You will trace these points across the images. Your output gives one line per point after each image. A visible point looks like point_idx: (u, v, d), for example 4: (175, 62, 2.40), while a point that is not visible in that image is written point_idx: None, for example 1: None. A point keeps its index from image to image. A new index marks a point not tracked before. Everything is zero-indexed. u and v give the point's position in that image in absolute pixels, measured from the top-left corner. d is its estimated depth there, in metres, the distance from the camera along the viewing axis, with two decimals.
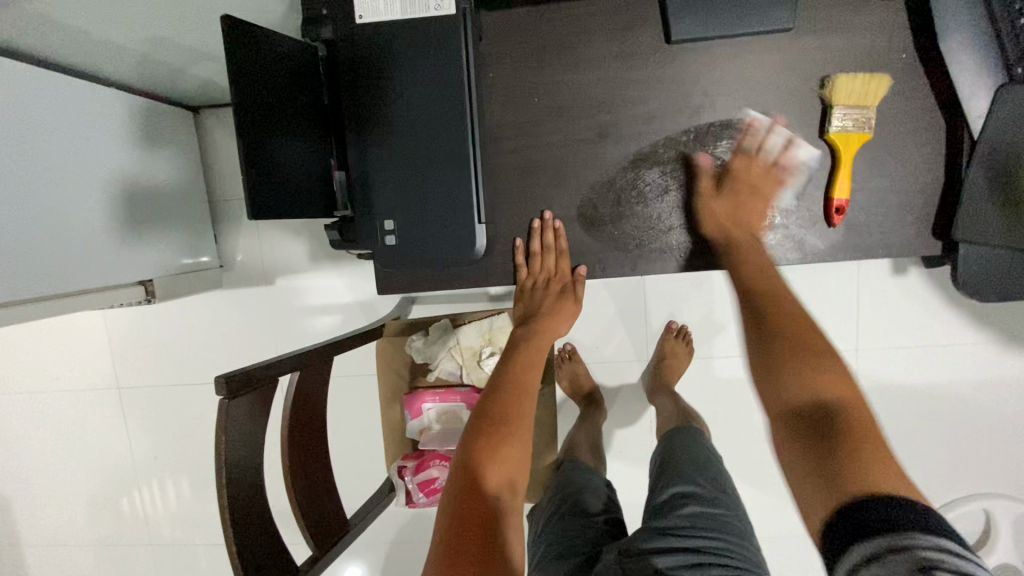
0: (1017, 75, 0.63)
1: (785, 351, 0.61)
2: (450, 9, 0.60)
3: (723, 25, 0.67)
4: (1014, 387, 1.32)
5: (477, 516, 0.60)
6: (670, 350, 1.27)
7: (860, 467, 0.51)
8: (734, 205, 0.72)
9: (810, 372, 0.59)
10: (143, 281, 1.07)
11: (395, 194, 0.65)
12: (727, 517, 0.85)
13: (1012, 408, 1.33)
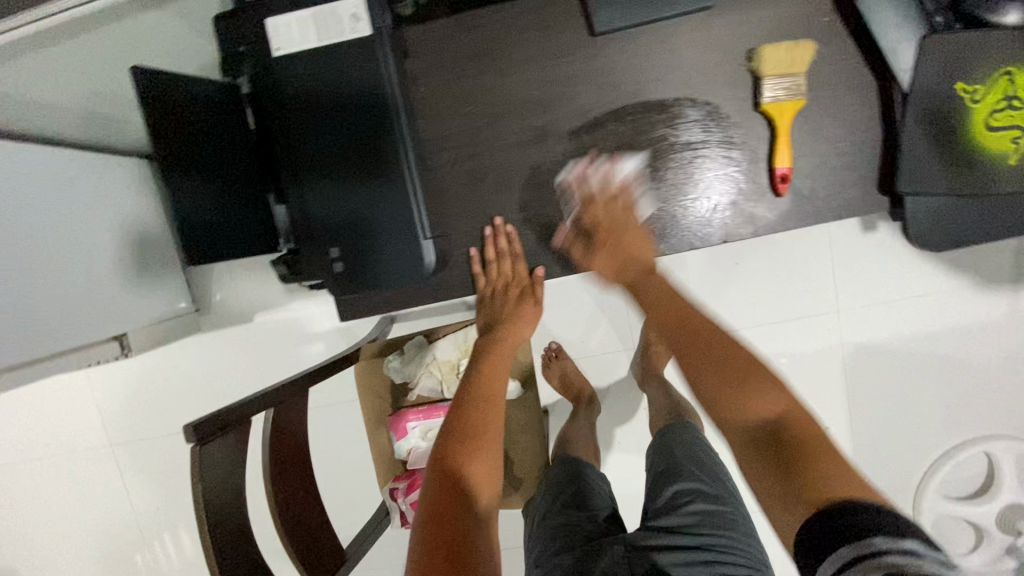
0: (935, 26, 0.63)
1: (715, 375, 0.64)
2: (367, 29, 0.60)
3: (643, 11, 0.67)
4: (997, 327, 1.33)
5: (455, 513, 0.62)
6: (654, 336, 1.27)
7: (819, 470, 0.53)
8: (612, 256, 0.76)
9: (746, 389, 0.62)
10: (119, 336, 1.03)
11: (334, 221, 0.64)
12: (729, 513, 0.87)
13: (999, 348, 1.34)
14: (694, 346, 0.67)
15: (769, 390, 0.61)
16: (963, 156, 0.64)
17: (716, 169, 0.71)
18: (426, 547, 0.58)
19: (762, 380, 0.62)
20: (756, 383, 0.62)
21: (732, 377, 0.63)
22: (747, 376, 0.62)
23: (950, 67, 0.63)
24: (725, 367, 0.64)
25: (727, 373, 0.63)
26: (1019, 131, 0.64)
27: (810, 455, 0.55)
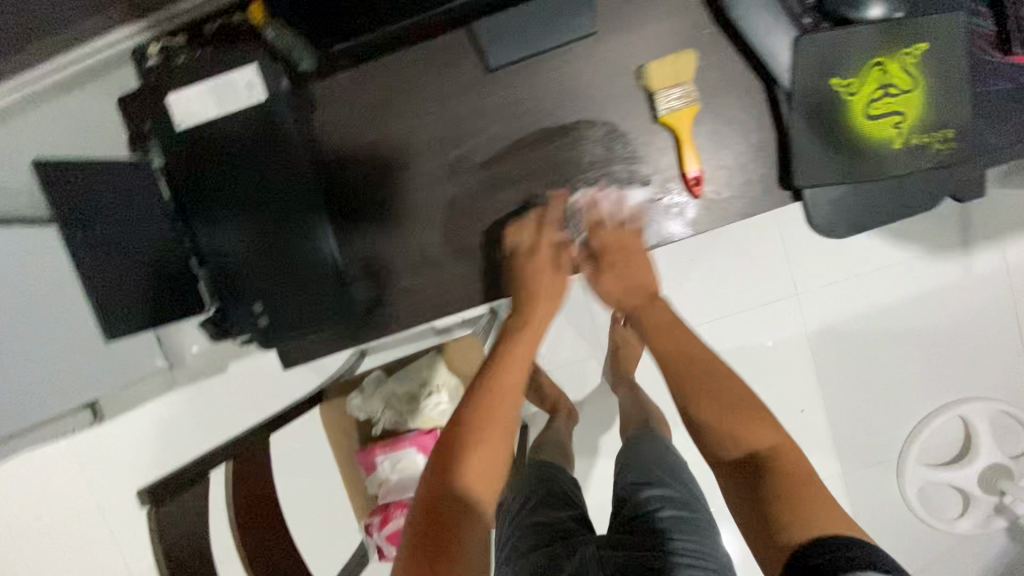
0: (805, 27, 0.66)
1: (708, 407, 0.69)
2: (261, 95, 0.63)
3: (532, 45, 0.71)
4: (954, 292, 1.33)
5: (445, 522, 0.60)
6: (622, 339, 1.26)
7: (795, 504, 0.58)
8: (618, 273, 0.79)
9: (739, 424, 0.67)
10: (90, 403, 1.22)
11: (253, 278, 0.66)
12: (698, 519, 0.89)
13: (959, 312, 1.33)
14: (692, 377, 0.71)
15: (761, 426, 0.66)
16: (850, 146, 0.67)
17: (620, 183, 0.75)
18: (416, 517, 0.61)
19: (754, 417, 0.67)
20: (747, 416, 0.67)
21: (728, 416, 0.67)
22: (739, 407, 0.68)
23: (824, 64, 0.66)
24: (719, 400, 0.69)
25: (713, 403, 0.68)
26: (899, 117, 0.67)
27: (791, 491, 0.60)
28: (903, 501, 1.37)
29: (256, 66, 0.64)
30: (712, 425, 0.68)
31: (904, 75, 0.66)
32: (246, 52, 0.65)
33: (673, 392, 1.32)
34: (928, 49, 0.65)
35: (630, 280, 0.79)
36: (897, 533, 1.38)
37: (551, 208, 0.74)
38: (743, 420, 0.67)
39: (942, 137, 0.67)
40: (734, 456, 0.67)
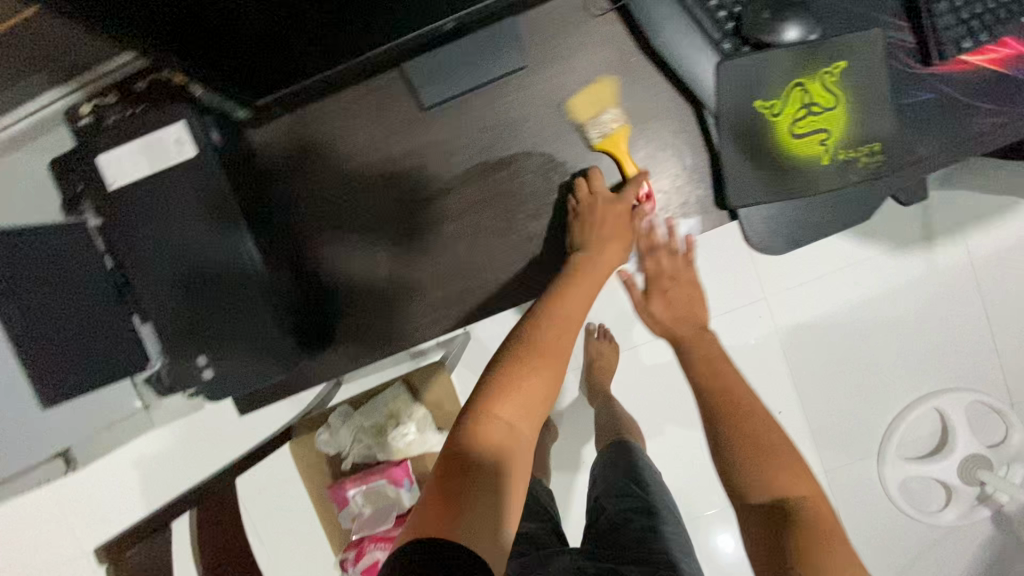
0: (725, 51, 0.67)
1: (743, 449, 0.72)
2: (191, 150, 0.64)
3: (462, 81, 0.72)
4: (919, 287, 1.32)
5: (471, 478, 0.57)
6: (596, 352, 1.28)
7: (823, 556, 0.61)
8: (668, 302, 0.89)
9: (767, 463, 0.70)
10: (63, 451, 1.07)
11: (197, 331, 0.67)
12: (671, 525, 0.94)
13: (926, 306, 1.33)
14: (731, 420, 0.75)
15: (792, 475, 0.69)
16: (778, 165, 0.68)
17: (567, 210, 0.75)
18: (444, 466, 0.59)
19: (784, 462, 0.70)
20: (777, 458, 0.71)
21: (761, 458, 0.71)
22: (773, 454, 0.71)
23: (747, 87, 0.67)
24: (751, 437, 0.73)
25: (752, 448, 0.72)
26: (824, 134, 0.68)
27: (817, 540, 0.63)
28: (884, 493, 1.36)
29: (181, 121, 0.63)
30: (746, 464, 0.71)
31: (824, 93, 0.67)
32: (171, 107, 0.64)
33: (649, 404, 1.32)
34: (847, 66, 0.67)
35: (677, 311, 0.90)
36: (883, 529, 1.38)
37: (598, 179, 0.74)
38: (773, 461, 0.70)
39: (867, 151, 0.68)
40: (759, 497, 0.69)
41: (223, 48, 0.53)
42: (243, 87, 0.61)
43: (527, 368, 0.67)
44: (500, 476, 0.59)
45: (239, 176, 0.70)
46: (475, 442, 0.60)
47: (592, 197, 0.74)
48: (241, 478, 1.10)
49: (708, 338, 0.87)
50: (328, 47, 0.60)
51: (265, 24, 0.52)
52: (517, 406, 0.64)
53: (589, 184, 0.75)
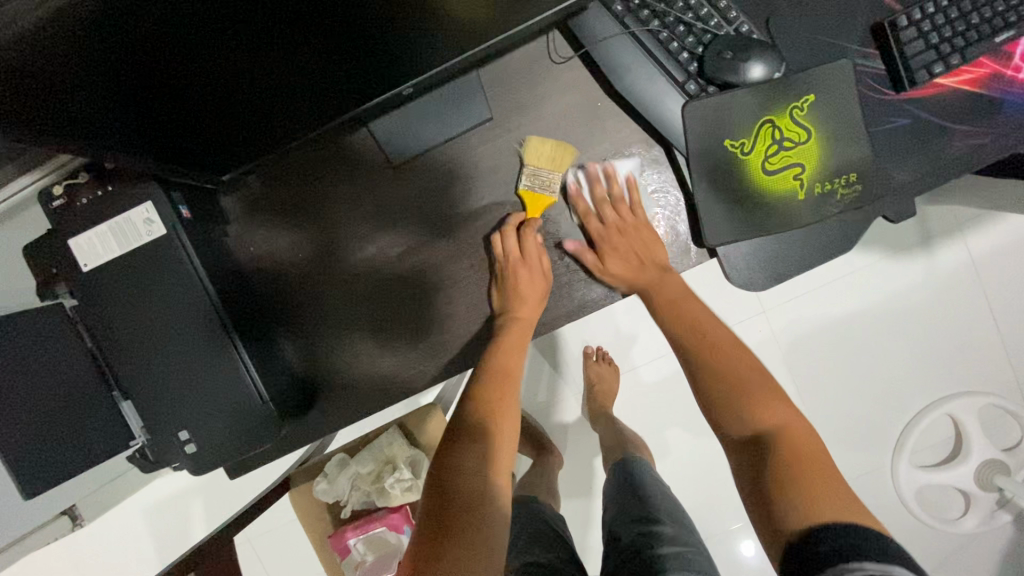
0: (690, 92, 0.66)
1: (728, 391, 0.69)
2: (160, 229, 0.64)
3: (429, 136, 0.72)
4: (923, 292, 1.27)
5: (451, 497, 0.65)
6: (596, 375, 1.24)
7: (800, 490, 0.57)
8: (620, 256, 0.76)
9: (749, 403, 0.67)
10: (66, 509, 1.03)
11: (175, 408, 0.66)
12: (693, 549, 0.86)
13: (934, 311, 1.28)
14: (713, 363, 0.72)
15: (773, 408, 0.66)
16: (752, 201, 0.67)
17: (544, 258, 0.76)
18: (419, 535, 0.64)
19: (770, 399, 0.67)
20: (761, 398, 0.68)
21: (743, 401, 0.67)
22: (754, 394, 0.68)
23: (714, 127, 0.66)
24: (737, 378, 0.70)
25: (735, 390, 0.69)
26: (798, 169, 0.67)
27: (797, 473, 0.59)
28: (899, 499, 1.32)
29: (149, 201, 0.64)
30: (733, 405, 0.68)
31: (795, 128, 0.66)
32: (142, 187, 0.64)
33: (653, 424, 1.28)
34: (815, 100, 0.66)
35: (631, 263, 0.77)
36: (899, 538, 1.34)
37: (515, 225, 0.74)
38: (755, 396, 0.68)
39: (844, 182, 0.67)
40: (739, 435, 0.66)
41: (169, 131, 0.55)
42: (195, 163, 0.62)
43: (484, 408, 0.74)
44: (471, 515, 0.64)
45: (209, 247, 0.70)
46: (451, 470, 0.68)
47: (515, 252, 0.74)
48: (242, 535, 1.13)
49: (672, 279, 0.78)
50: (276, 118, 0.61)
51: (208, 106, 0.54)
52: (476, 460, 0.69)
53: (503, 240, 0.74)
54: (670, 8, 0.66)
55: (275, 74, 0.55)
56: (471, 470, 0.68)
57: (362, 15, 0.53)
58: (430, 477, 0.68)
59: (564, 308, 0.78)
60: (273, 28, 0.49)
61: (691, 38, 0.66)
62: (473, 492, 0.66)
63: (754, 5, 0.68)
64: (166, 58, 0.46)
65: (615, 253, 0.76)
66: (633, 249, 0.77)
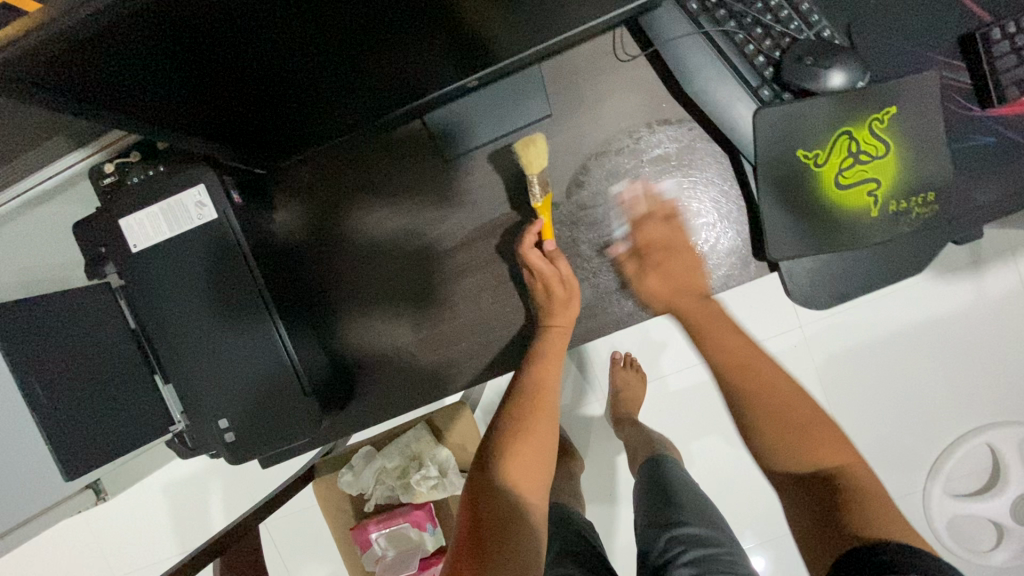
0: (764, 98, 0.63)
1: (791, 439, 0.66)
2: (212, 213, 0.63)
3: (486, 132, 0.70)
4: (970, 315, 1.21)
5: (492, 516, 0.66)
6: (622, 381, 1.19)
7: (880, 518, 0.56)
8: (664, 273, 0.74)
9: (816, 448, 0.64)
10: (94, 485, 1.02)
11: (216, 395, 0.66)
12: (729, 554, 0.82)
13: (985, 335, 1.22)
14: (756, 400, 0.68)
15: (832, 448, 0.64)
16: (821, 215, 0.64)
17: (594, 263, 0.74)
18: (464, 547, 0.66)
19: (835, 442, 0.64)
20: (818, 441, 0.65)
21: (780, 427, 0.66)
22: (816, 443, 0.65)
23: (788, 137, 0.63)
24: (767, 406, 0.68)
25: (790, 436, 0.66)
26: (873, 184, 0.63)
27: (861, 510, 0.58)
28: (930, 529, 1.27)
29: (202, 184, 0.62)
30: (787, 454, 0.65)
31: (873, 141, 0.63)
32: (194, 169, 0.62)
33: (682, 436, 1.23)
34: (897, 112, 0.63)
35: (673, 283, 0.74)
36: None
37: (522, 240, 0.72)
38: (818, 444, 0.65)
39: (921, 200, 0.64)
40: (797, 474, 0.64)
41: (232, 111, 0.53)
42: (245, 143, 0.59)
43: (522, 422, 0.73)
44: (516, 533, 0.65)
45: (259, 234, 0.68)
46: (493, 486, 0.68)
47: (523, 273, 0.73)
48: (263, 525, 1.13)
49: (709, 308, 0.75)
50: (324, 91, 0.56)
51: (268, 79, 0.51)
52: (519, 475, 0.70)
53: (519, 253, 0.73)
54: (748, 8, 0.63)
55: (342, 54, 0.51)
56: (513, 485, 0.69)
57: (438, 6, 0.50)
58: (472, 493, 0.70)
59: (611, 314, 0.74)
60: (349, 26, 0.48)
61: (768, 41, 0.63)
62: (512, 505, 0.67)
63: (835, 8, 0.64)
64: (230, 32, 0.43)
65: (657, 269, 0.73)
66: (677, 270, 0.74)
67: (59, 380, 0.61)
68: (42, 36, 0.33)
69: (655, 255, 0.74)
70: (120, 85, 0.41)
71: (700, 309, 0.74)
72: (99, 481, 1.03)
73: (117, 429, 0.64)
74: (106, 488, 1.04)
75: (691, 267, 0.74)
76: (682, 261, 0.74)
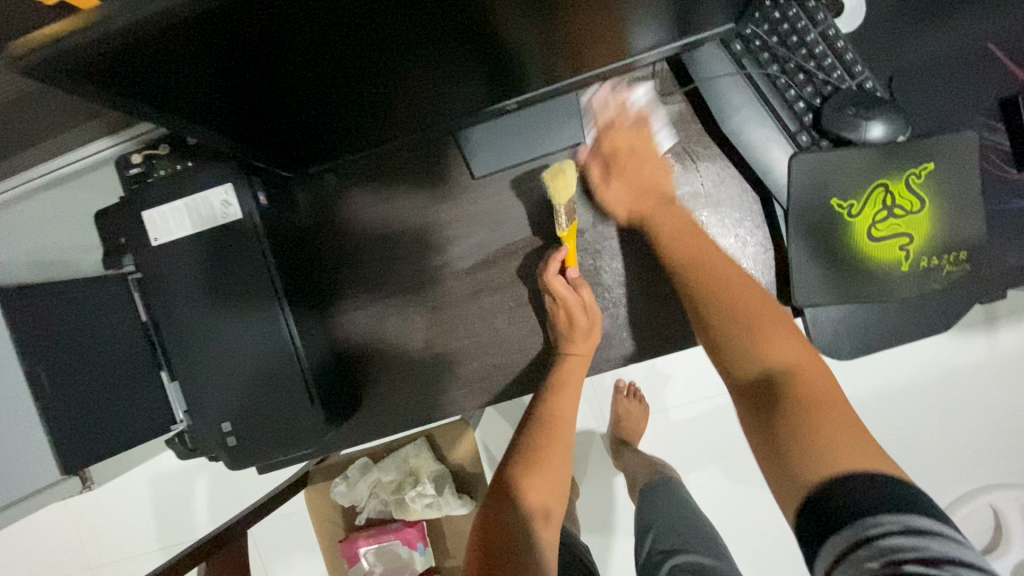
0: (801, 143, 0.63)
1: (734, 326, 0.62)
2: (237, 213, 0.62)
3: (518, 154, 0.70)
4: (997, 374, 1.14)
5: (500, 540, 0.69)
6: (624, 412, 1.16)
7: (814, 440, 0.50)
8: (628, 178, 0.71)
9: (759, 348, 0.60)
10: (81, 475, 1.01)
11: (221, 397, 0.64)
12: None
13: (1010, 396, 1.15)
14: (714, 288, 0.64)
15: (781, 344, 0.60)
16: (851, 266, 0.63)
17: (616, 295, 0.73)
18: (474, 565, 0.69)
19: (788, 349, 0.59)
20: (768, 337, 0.60)
21: (746, 327, 0.62)
22: (764, 336, 0.61)
23: (824, 183, 0.63)
24: (727, 299, 0.64)
25: (743, 338, 0.61)
26: (906, 239, 0.63)
27: (808, 419, 0.51)
28: None
29: (230, 183, 0.62)
30: (750, 359, 0.60)
31: (908, 195, 0.62)
32: (222, 167, 0.62)
33: (681, 472, 1.19)
34: (934, 168, 0.62)
35: (640, 188, 0.71)
36: None
37: (546, 265, 0.71)
38: (762, 332, 0.61)
39: (952, 258, 0.63)
40: (748, 383, 0.59)
41: (274, 121, 0.51)
42: (282, 149, 0.57)
43: (536, 451, 0.75)
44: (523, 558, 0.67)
45: (283, 235, 0.68)
46: (505, 515, 0.71)
47: (546, 299, 0.72)
48: (250, 531, 1.11)
49: (676, 213, 0.70)
50: (364, 106, 0.55)
51: (320, 93, 0.49)
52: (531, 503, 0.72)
53: (543, 278, 0.72)
54: (792, 53, 0.63)
55: (397, 73, 0.50)
56: (526, 514, 0.71)
57: (496, 35, 0.49)
58: (486, 519, 0.72)
59: (629, 347, 0.74)
60: (412, 48, 0.46)
61: (809, 88, 0.63)
62: (520, 533, 0.70)
63: (879, 61, 0.64)
64: (297, 49, 0.41)
65: (623, 176, 0.71)
66: (642, 176, 0.71)
67: (65, 369, 0.60)
68: (105, 31, 0.30)
69: (621, 159, 0.71)
70: (182, 93, 0.39)
71: (667, 212, 0.70)
72: (88, 472, 1.02)
73: (117, 424, 0.63)
74: (93, 479, 1.03)
75: (657, 170, 0.71)
76: (654, 164, 0.71)
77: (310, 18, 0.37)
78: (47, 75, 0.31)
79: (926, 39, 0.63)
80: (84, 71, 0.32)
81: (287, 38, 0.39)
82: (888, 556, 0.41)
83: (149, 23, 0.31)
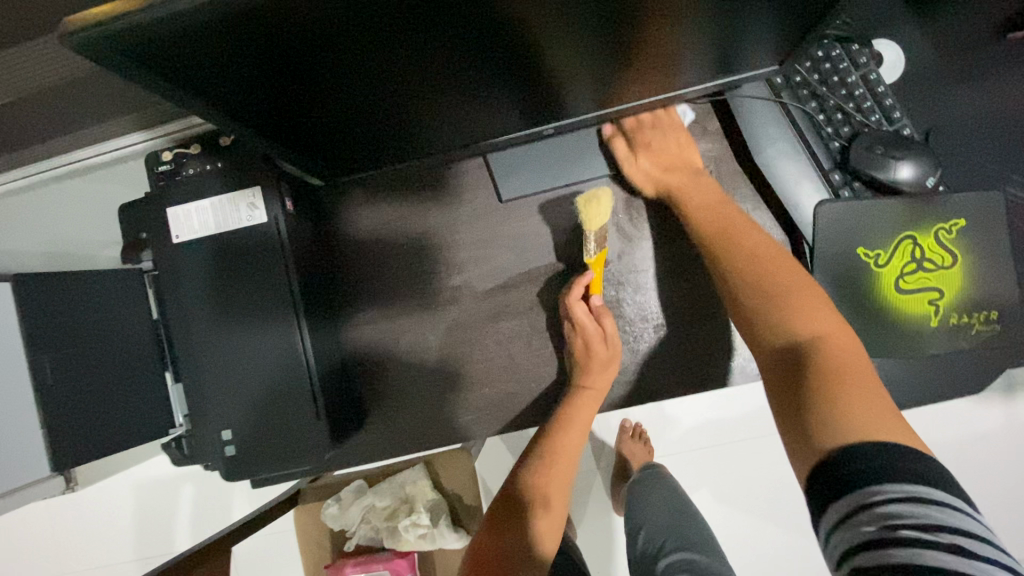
0: (835, 185, 0.63)
1: (757, 284, 0.58)
2: (263, 217, 0.61)
3: (548, 180, 0.70)
4: None
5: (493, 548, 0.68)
6: (627, 454, 1.05)
7: (841, 409, 0.45)
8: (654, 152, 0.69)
9: (786, 313, 0.55)
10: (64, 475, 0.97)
11: (224, 404, 0.62)
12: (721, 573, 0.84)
13: None
14: (737, 245, 0.62)
15: (814, 308, 0.54)
16: (878, 317, 0.62)
17: (637, 328, 0.72)
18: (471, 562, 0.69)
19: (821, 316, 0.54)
20: (801, 300, 0.55)
21: (765, 289, 0.57)
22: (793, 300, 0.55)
23: (856, 232, 0.62)
24: (746, 256, 0.61)
25: (774, 302, 0.56)
26: (936, 293, 0.62)
27: (828, 385, 0.47)
28: None
29: (259, 187, 0.62)
30: (774, 315, 0.55)
31: (940, 250, 0.61)
32: (253, 171, 0.62)
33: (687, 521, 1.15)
34: (966, 225, 0.61)
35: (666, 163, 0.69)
36: None
37: (569, 292, 0.70)
38: (790, 296, 0.56)
39: (982, 317, 0.61)
40: (774, 346, 0.54)
41: (305, 131, 0.50)
42: (312, 159, 0.56)
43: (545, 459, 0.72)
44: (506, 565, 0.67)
45: (304, 240, 0.67)
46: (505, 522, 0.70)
47: (566, 324, 0.71)
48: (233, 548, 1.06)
49: (701, 187, 0.68)
50: (396, 121, 0.54)
51: (354, 105, 0.48)
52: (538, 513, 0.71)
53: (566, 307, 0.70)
54: (832, 92, 0.62)
55: (429, 94, 0.49)
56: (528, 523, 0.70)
57: (538, 65, 0.48)
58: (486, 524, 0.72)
59: (647, 383, 0.72)
60: (450, 70, 0.45)
61: (847, 128, 0.62)
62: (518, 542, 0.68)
63: (916, 112, 0.65)
64: (337, 62, 0.40)
65: (649, 149, 0.69)
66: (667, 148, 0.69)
67: (72, 361, 0.58)
68: (151, 18, 0.29)
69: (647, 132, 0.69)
70: (220, 96, 0.38)
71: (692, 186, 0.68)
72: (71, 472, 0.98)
73: (117, 422, 0.61)
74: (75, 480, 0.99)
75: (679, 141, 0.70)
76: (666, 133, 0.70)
77: (354, 33, 0.37)
78: (94, 57, 0.30)
79: (964, 94, 0.64)
80: (120, 55, 0.31)
81: (337, 49, 0.38)
82: (887, 520, 0.39)
83: (196, 16, 0.30)
